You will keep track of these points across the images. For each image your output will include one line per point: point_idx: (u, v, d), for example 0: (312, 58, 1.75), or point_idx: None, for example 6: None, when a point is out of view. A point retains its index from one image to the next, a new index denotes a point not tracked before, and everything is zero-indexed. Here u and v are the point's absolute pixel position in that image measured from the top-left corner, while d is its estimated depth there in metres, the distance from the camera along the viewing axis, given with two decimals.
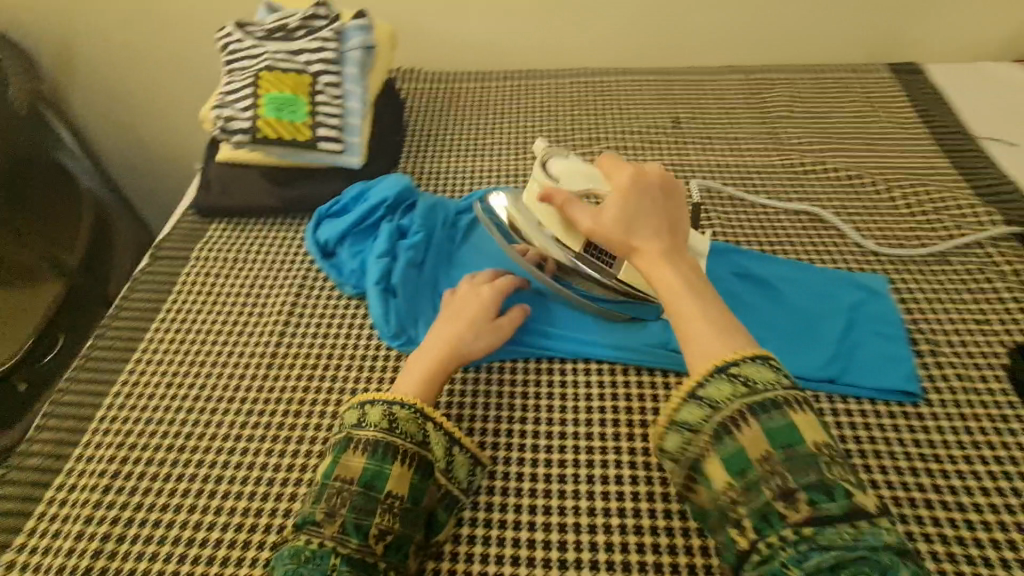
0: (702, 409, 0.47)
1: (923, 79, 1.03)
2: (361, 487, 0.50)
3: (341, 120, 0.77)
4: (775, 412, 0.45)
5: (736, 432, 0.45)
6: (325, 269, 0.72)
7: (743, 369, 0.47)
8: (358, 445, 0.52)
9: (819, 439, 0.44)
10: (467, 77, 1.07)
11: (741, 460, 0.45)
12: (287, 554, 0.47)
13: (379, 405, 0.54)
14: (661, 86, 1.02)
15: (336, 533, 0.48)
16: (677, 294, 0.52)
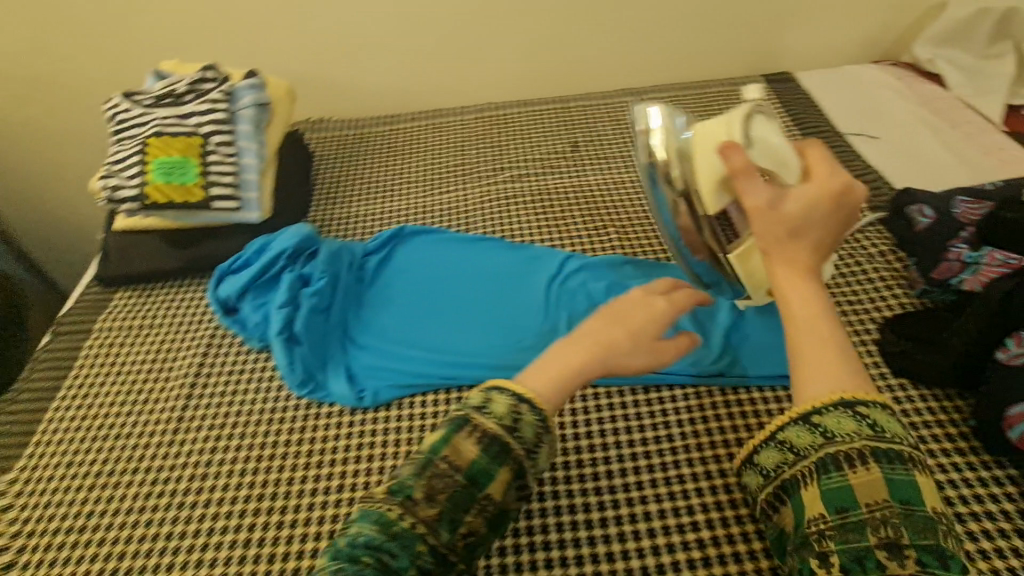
0: (813, 432, 0.42)
1: (794, 87, 1.12)
2: (464, 479, 0.44)
3: (237, 177, 0.78)
4: (900, 465, 0.41)
5: (849, 469, 0.40)
6: (228, 325, 0.72)
7: (873, 414, 0.41)
8: (475, 428, 0.45)
9: (937, 506, 0.40)
10: (376, 123, 1.11)
11: (844, 496, 0.40)
12: (374, 514, 0.44)
13: (508, 395, 0.47)
14: (559, 115, 1.09)
15: (429, 519, 0.43)
16: (810, 321, 0.46)
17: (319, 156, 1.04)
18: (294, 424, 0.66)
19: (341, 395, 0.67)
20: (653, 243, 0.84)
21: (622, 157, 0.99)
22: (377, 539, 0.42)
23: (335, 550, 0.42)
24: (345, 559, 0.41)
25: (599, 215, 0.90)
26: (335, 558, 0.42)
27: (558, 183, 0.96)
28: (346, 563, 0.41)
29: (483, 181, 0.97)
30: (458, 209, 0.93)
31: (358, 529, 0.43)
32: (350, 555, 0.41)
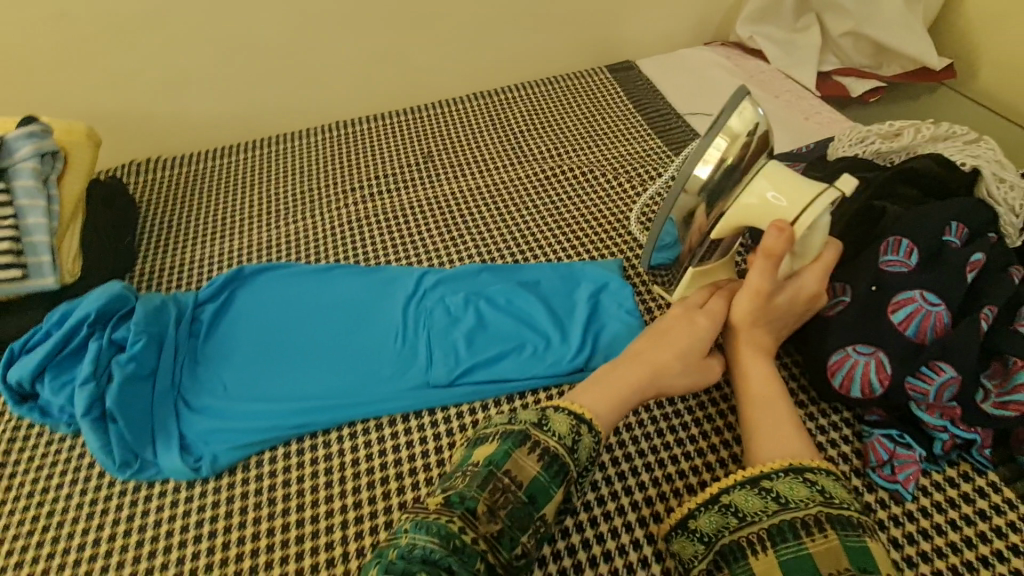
0: (764, 497, 0.45)
1: (635, 73, 1.16)
2: (525, 496, 0.46)
3: (19, 241, 0.68)
4: (851, 531, 0.42)
5: (806, 537, 0.42)
6: (24, 414, 0.61)
7: (820, 480, 0.45)
8: (535, 445, 0.48)
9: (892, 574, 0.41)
10: (211, 156, 1.01)
11: (804, 563, 0.41)
12: (433, 525, 0.44)
13: (565, 415, 0.52)
14: (409, 125, 1.05)
15: (489, 534, 0.45)
16: (763, 403, 0.54)
17: (147, 200, 0.94)
18: (120, 512, 0.58)
19: (174, 470, 0.59)
20: (511, 246, 0.83)
21: (475, 163, 0.97)
22: (435, 553, 0.42)
23: (389, 564, 0.41)
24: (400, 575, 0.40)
25: (454, 226, 0.87)
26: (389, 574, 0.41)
27: (413, 197, 0.93)
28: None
29: (333, 205, 0.92)
30: (307, 239, 0.87)
31: (414, 540, 0.43)
32: (406, 570, 0.41)
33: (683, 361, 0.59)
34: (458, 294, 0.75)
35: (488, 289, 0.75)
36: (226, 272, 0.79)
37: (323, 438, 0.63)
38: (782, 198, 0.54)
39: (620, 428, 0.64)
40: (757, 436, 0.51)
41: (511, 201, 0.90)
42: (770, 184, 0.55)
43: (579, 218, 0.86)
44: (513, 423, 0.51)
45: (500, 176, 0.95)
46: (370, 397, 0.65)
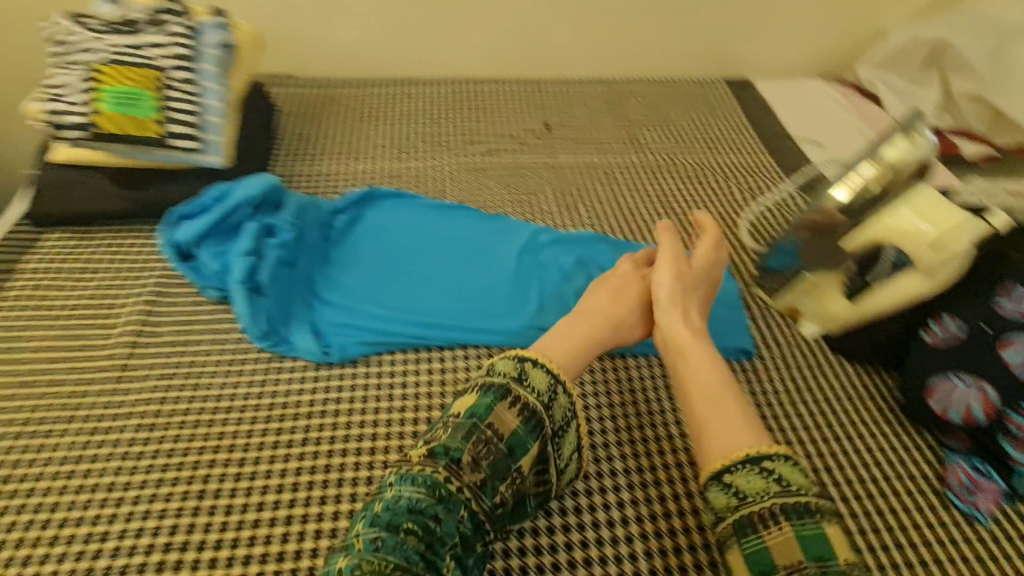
0: (726, 493, 0.44)
1: (752, 92, 1.18)
2: (507, 448, 0.48)
3: (198, 117, 0.73)
4: (809, 519, 0.41)
5: (764, 532, 0.41)
6: (183, 271, 0.68)
7: (778, 468, 0.44)
8: (515, 399, 0.50)
9: (849, 557, 0.40)
10: (345, 85, 1.06)
11: (764, 561, 0.40)
12: (419, 477, 0.45)
13: (544, 373, 0.53)
14: (532, 96, 1.09)
15: (474, 485, 0.46)
16: (710, 392, 0.51)
17: (282, 111, 0.99)
18: (254, 376, 0.63)
19: (306, 350, 0.65)
20: (621, 223, 0.86)
21: (592, 143, 1.01)
22: (422, 502, 0.44)
23: (375, 518, 0.44)
24: (384, 527, 0.43)
25: (568, 195, 0.91)
26: (373, 527, 0.43)
27: (530, 162, 0.97)
28: (385, 533, 0.42)
29: (455, 154, 0.96)
30: (428, 178, 0.92)
31: (400, 492, 0.45)
32: (391, 521, 0.43)
33: (637, 313, 0.64)
34: (570, 255, 0.79)
35: (600, 257, 0.79)
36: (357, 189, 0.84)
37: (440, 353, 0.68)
38: (929, 228, 0.58)
39: None
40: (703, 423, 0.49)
41: (624, 183, 0.94)
42: (916, 214, 0.59)
43: (690, 211, 0.88)
44: (492, 376, 0.51)
45: (615, 158, 0.98)
46: (486, 326, 0.70)
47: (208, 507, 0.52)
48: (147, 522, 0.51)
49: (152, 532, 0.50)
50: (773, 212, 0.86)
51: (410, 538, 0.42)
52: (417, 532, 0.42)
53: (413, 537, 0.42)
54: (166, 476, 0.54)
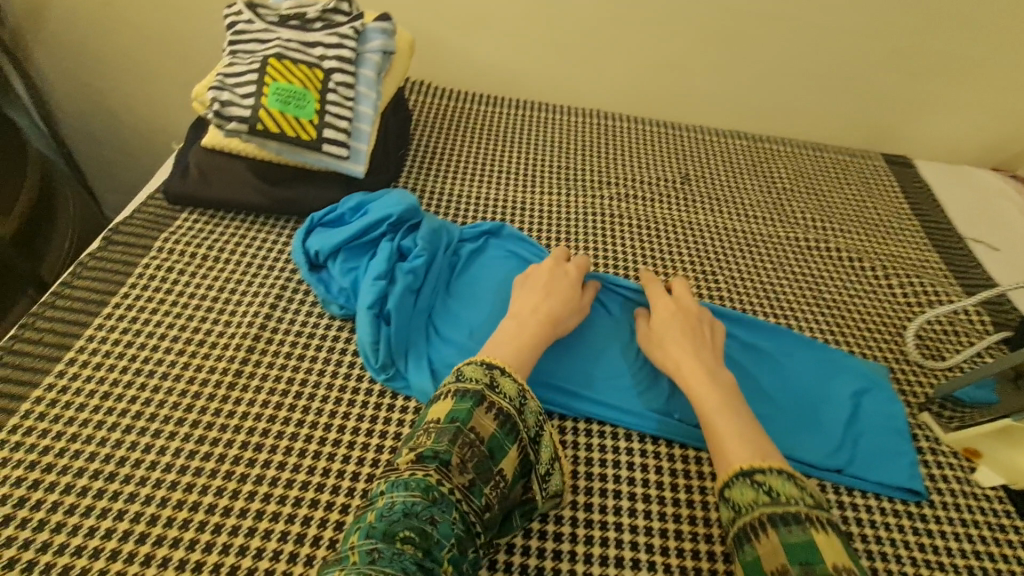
0: (727, 507, 0.50)
1: (915, 173, 1.05)
2: (486, 450, 0.50)
3: (350, 123, 0.71)
4: (795, 527, 0.46)
5: (756, 540, 0.47)
6: (311, 282, 0.66)
7: (768, 480, 0.49)
8: (490, 405, 0.52)
9: (838, 562, 0.43)
10: (480, 100, 1.03)
11: (757, 569, 0.45)
12: (411, 482, 0.46)
13: (514, 379, 0.55)
14: (669, 140, 1.02)
15: (463, 486, 0.48)
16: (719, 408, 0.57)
17: (418, 118, 0.97)
18: (364, 410, 0.60)
19: (421, 391, 0.61)
20: (765, 302, 0.78)
21: (732, 202, 0.93)
22: (416, 506, 0.45)
23: (369, 528, 0.44)
24: (381, 538, 0.43)
25: (705, 259, 0.84)
26: (369, 538, 0.43)
27: (663, 213, 0.90)
28: (383, 543, 0.42)
29: (585, 192, 0.91)
30: (555, 215, 0.87)
31: (393, 498, 0.46)
32: (387, 530, 0.43)
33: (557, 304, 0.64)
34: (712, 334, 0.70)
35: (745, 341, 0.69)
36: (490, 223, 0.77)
37: (562, 424, 0.63)
38: None
39: (872, 549, 0.56)
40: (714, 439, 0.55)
41: (766, 257, 0.85)
42: None
43: (843, 303, 0.79)
44: (462, 383, 0.53)
45: (758, 225, 0.90)
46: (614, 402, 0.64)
47: (304, 555, 0.51)
48: (256, 561, 0.50)
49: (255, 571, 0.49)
50: (944, 327, 0.75)
51: (407, 547, 0.42)
52: (414, 540, 0.43)
53: (410, 547, 0.43)
54: (269, 509, 0.53)
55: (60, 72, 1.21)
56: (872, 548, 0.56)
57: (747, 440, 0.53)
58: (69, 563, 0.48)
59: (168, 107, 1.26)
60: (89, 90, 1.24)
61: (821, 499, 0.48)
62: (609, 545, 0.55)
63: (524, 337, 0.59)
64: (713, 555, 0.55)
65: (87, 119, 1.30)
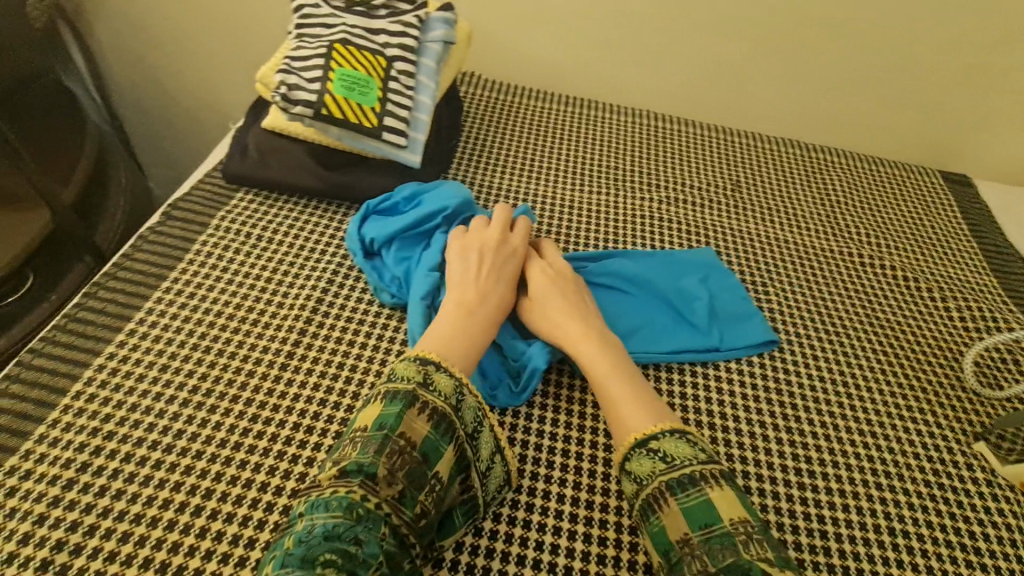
0: (629, 479, 0.53)
1: (976, 193, 1.01)
2: (420, 455, 0.49)
3: (410, 112, 0.71)
4: (692, 489, 0.49)
5: (659, 510, 0.50)
6: (365, 270, 0.66)
7: (662, 446, 0.52)
8: (424, 405, 0.51)
9: (735, 517, 0.47)
10: (531, 95, 1.02)
11: (665, 538, 0.48)
12: (333, 501, 0.45)
13: (449, 375, 0.53)
14: (721, 145, 1.00)
15: (391, 499, 0.47)
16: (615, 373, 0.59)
17: (469, 109, 0.97)
18: None
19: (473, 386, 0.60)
20: (815, 316, 0.76)
21: (782, 212, 0.91)
22: (339, 527, 0.44)
23: (285, 556, 0.43)
24: (298, 563, 0.42)
25: (755, 269, 0.82)
26: (286, 566, 0.42)
27: (712, 219, 0.88)
28: (300, 570, 0.41)
29: (633, 193, 0.90)
30: (603, 214, 0.86)
31: (313, 521, 0.44)
32: (305, 555, 0.42)
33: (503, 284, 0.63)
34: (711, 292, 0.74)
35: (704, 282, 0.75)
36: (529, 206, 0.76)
37: (606, 428, 0.64)
38: None
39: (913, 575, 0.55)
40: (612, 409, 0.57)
41: (817, 270, 0.83)
42: None
43: (895, 322, 0.77)
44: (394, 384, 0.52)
45: (809, 238, 0.88)
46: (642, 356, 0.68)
47: None
48: None
49: None
50: (1004, 355, 0.73)
51: (329, 570, 0.42)
52: (337, 562, 0.42)
53: (331, 570, 0.42)
54: None
55: (118, 46, 1.24)
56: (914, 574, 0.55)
57: (644, 404, 0.56)
58: (127, 528, 0.50)
59: (221, 85, 1.28)
60: (145, 65, 1.26)
61: (710, 453, 0.52)
62: None
63: (480, 332, 0.59)
64: None
65: (142, 94, 1.33)
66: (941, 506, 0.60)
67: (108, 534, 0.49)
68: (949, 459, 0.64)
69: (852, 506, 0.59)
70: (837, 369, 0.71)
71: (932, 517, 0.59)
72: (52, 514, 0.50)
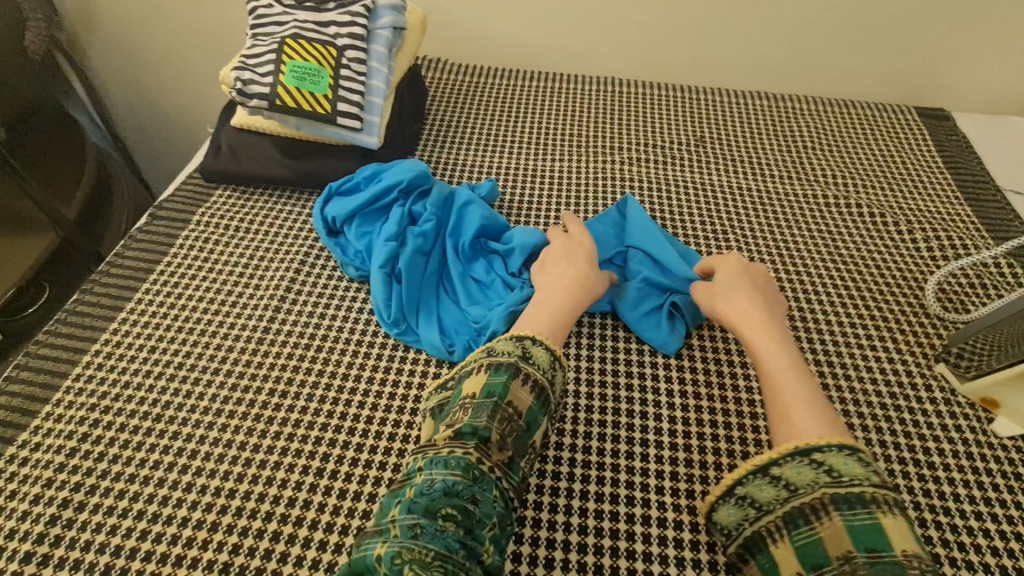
0: (776, 485, 0.49)
1: (952, 126, 0.99)
2: (524, 424, 0.51)
3: (363, 97, 0.75)
4: (862, 509, 0.45)
5: (817, 521, 0.45)
6: (330, 247, 0.71)
7: (829, 459, 0.48)
8: (526, 377, 0.53)
9: (908, 550, 0.42)
10: (495, 73, 1.05)
11: (819, 554, 0.44)
12: (451, 460, 0.47)
13: (545, 349, 0.56)
14: (685, 104, 1.01)
15: (502, 463, 0.48)
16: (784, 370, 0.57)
17: (433, 93, 1.00)
18: (379, 361, 0.65)
19: (431, 344, 0.64)
20: (777, 259, 0.77)
21: (748, 163, 0.92)
22: (458, 485, 0.46)
23: (410, 503, 0.45)
24: (422, 513, 0.44)
25: (716, 218, 0.83)
26: (411, 512, 0.45)
27: (676, 175, 0.90)
28: (425, 519, 0.44)
29: (597, 156, 0.92)
30: (567, 179, 0.88)
31: (432, 476, 0.46)
32: (429, 507, 0.45)
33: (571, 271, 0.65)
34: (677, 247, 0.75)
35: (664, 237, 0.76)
36: (490, 180, 0.81)
37: (564, 373, 0.65)
38: None
39: None
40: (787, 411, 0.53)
41: (782, 215, 0.84)
42: None
43: (860, 259, 0.77)
44: (495, 357, 0.54)
45: (773, 184, 0.88)
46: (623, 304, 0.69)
47: (323, 486, 0.56)
48: (281, 490, 0.56)
49: (279, 499, 0.55)
50: (970, 280, 0.73)
51: (450, 525, 0.44)
52: (456, 517, 0.44)
53: (451, 524, 0.44)
54: (293, 447, 0.58)
55: (110, 70, 1.31)
56: None
57: (819, 418, 0.52)
58: (124, 485, 0.56)
59: (207, 98, 1.35)
60: (137, 85, 1.34)
61: (885, 478, 0.47)
62: (605, 482, 0.57)
63: (555, 307, 0.61)
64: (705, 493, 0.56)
65: (136, 114, 1.40)
66: (896, 427, 0.61)
67: (106, 491, 0.55)
68: (908, 381, 0.65)
69: None
70: (796, 305, 0.72)
71: (886, 437, 0.60)
72: (57, 478, 0.56)
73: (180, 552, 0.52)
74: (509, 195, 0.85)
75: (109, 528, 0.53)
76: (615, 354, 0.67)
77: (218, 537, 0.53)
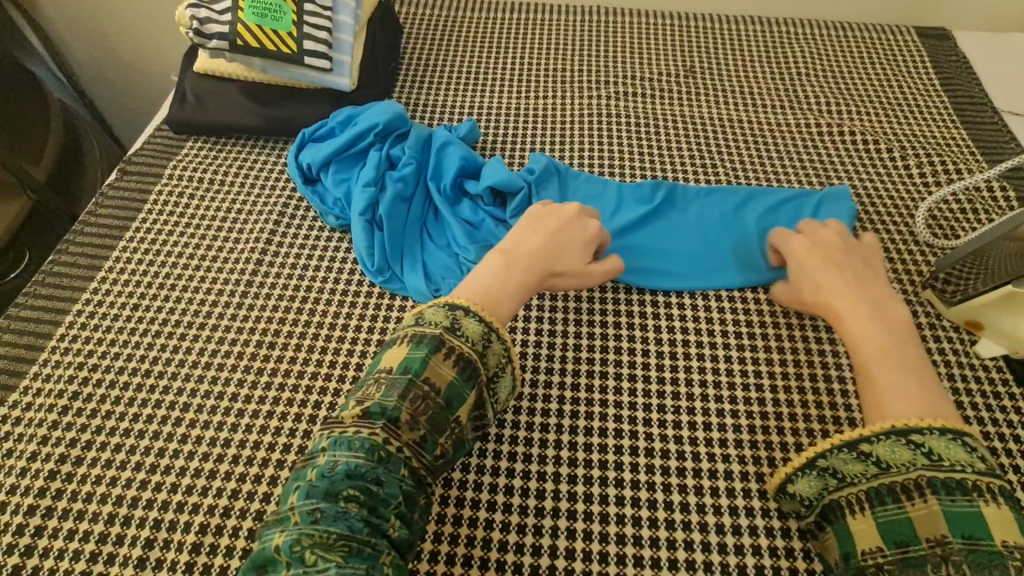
0: (864, 461, 0.47)
1: (952, 45, 0.95)
2: (444, 401, 0.49)
3: (330, 34, 0.72)
4: (962, 496, 0.43)
5: (907, 502, 0.44)
6: (307, 196, 0.69)
7: (928, 441, 0.46)
8: (449, 351, 0.50)
9: (1009, 539, 0.42)
10: (471, 5, 0.98)
11: (907, 533, 0.43)
12: (355, 441, 0.45)
13: (478, 321, 0.52)
14: (676, 32, 0.96)
15: (413, 442, 0.47)
16: (880, 353, 0.52)
17: (408, 30, 0.95)
18: (364, 310, 0.64)
19: (415, 290, 0.64)
20: None
21: (740, 92, 0.88)
22: (361, 467, 0.44)
23: (309, 488, 0.44)
24: (322, 497, 0.43)
25: (706, 152, 0.81)
26: (310, 498, 0.43)
27: (665, 107, 0.86)
28: (325, 503, 0.43)
29: (582, 91, 0.88)
30: (551, 117, 0.85)
31: (335, 457, 0.45)
32: (329, 490, 0.43)
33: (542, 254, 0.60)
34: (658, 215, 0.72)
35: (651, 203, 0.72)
36: (468, 121, 0.78)
37: (551, 317, 0.66)
38: None
39: (842, 416, 0.59)
40: (881, 388, 0.50)
41: (774, 146, 0.82)
42: None
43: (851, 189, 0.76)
44: (422, 329, 0.51)
45: (767, 115, 0.85)
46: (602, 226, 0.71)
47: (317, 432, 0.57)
48: (275, 437, 0.57)
49: (274, 446, 0.56)
50: (961, 206, 0.72)
51: (353, 506, 0.43)
52: (359, 499, 0.43)
53: (354, 505, 0.43)
54: (284, 396, 0.59)
55: (63, 20, 1.23)
56: (842, 416, 0.59)
57: (912, 395, 0.48)
58: (119, 440, 0.57)
59: (172, 48, 1.28)
60: (94, 35, 1.26)
61: (987, 462, 0.45)
62: (592, 419, 0.59)
63: (507, 281, 0.57)
64: (693, 425, 0.59)
65: (101, 66, 1.33)
66: None
67: (103, 446, 0.56)
68: None
69: (789, 363, 0.62)
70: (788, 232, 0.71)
71: None
72: (53, 434, 0.57)
73: (181, 499, 0.53)
74: (492, 135, 0.82)
75: (110, 480, 0.54)
76: (602, 295, 0.68)
77: (217, 484, 0.54)
